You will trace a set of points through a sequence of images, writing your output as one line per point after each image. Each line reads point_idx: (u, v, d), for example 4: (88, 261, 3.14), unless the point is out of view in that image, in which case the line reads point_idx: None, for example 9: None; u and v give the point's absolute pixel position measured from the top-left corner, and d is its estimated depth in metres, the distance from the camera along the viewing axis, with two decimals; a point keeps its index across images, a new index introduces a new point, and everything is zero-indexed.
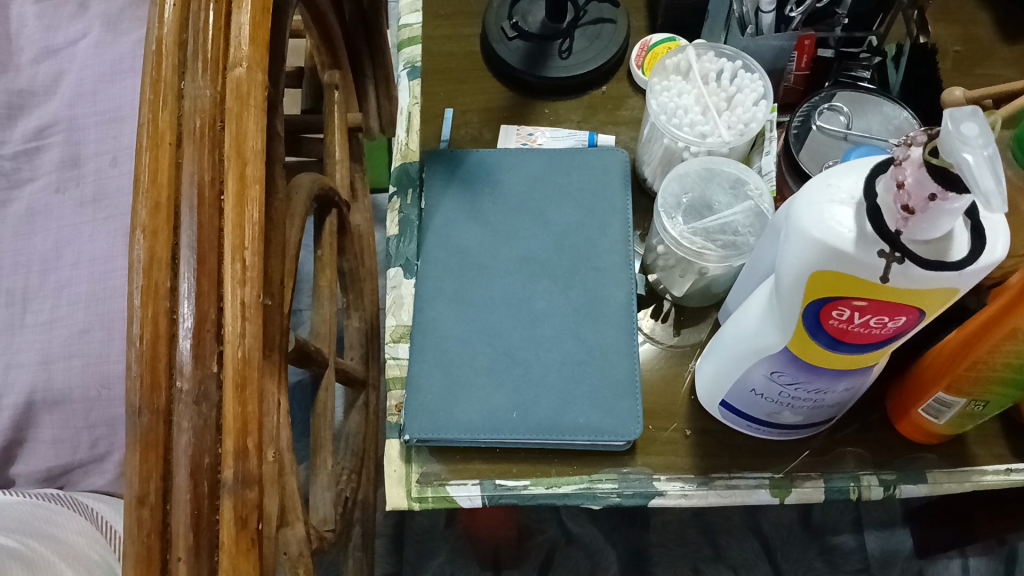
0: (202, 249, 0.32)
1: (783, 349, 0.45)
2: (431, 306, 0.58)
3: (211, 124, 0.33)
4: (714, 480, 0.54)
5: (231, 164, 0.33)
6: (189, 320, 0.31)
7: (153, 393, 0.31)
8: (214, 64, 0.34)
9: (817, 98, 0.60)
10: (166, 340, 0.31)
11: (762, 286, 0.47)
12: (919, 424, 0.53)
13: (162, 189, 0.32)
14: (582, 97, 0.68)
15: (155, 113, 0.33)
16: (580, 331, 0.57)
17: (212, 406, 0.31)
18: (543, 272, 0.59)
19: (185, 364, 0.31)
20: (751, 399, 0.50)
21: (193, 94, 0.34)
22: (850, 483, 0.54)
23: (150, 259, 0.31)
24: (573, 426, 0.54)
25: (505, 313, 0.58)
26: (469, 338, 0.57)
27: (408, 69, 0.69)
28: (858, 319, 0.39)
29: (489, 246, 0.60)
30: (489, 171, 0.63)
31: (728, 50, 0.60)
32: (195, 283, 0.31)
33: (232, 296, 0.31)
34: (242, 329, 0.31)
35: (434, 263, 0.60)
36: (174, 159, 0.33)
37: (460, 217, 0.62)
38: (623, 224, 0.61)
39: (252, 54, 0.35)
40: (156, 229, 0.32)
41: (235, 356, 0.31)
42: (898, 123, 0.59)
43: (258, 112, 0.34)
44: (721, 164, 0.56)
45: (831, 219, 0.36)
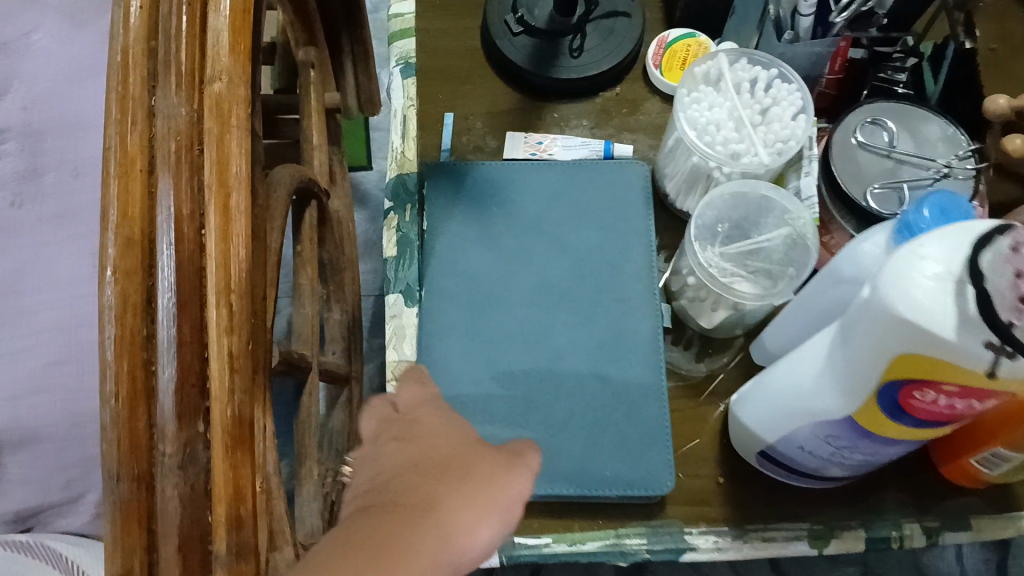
0: (182, 292, 0.26)
1: (845, 417, 0.40)
2: (440, 342, 0.53)
3: (188, 147, 0.28)
4: (750, 532, 0.51)
5: (213, 197, 0.27)
6: (170, 369, 0.25)
7: (133, 454, 0.25)
8: (188, 78, 0.28)
9: (859, 111, 0.54)
10: (144, 398, 0.26)
11: (819, 339, 0.42)
12: (969, 471, 0.49)
13: (135, 223, 0.26)
14: (593, 100, 0.62)
15: (123, 134, 0.27)
16: (605, 371, 0.52)
17: (200, 469, 0.26)
18: (562, 302, 0.54)
19: (168, 423, 0.25)
20: (799, 454, 0.47)
21: (165, 113, 0.28)
22: (893, 532, 0.51)
23: (122, 302, 0.26)
24: (600, 480, 0.49)
25: (521, 349, 0.53)
26: (486, 382, 0.52)
27: (401, 66, 0.63)
28: (945, 402, 0.35)
29: (502, 273, 0.55)
30: (500, 189, 0.57)
31: (763, 57, 0.54)
32: (176, 331, 0.26)
33: (217, 346, 0.26)
34: (231, 383, 0.26)
35: (440, 292, 0.55)
36: (146, 187, 0.27)
37: (468, 241, 0.56)
38: (648, 252, 0.55)
39: (231, 65, 0.29)
40: (129, 270, 0.26)
41: (225, 415, 0.26)
42: (947, 139, 0.53)
43: (242, 132, 0.28)
44: (756, 187, 0.52)
45: (927, 300, 0.32)
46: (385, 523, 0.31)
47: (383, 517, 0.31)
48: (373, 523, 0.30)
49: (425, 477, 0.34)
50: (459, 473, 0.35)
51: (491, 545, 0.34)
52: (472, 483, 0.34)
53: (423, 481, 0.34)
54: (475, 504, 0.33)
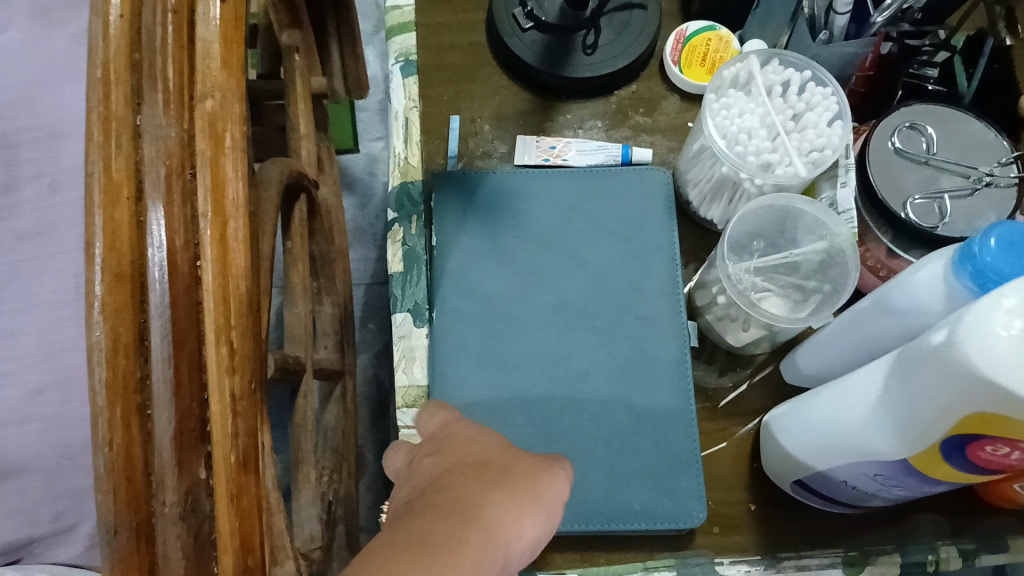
0: (178, 330, 0.24)
1: (899, 461, 0.38)
2: (454, 370, 0.50)
3: (179, 171, 0.26)
4: (782, 561, 0.49)
5: (209, 223, 0.26)
6: (170, 417, 0.24)
7: (133, 507, 0.24)
8: (176, 97, 0.26)
9: (896, 115, 0.51)
10: (141, 444, 0.24)
11: (867, 372, 0.40)
12: (1009, 494, 0.47)
13: (123, 256, 0.24)
14: (608, 99, 0.58)
15: (108, 161, 0.25)
16: (630, 396, 0.49)
17: (202, 517, 0.25)
18: (581, 321, 0.51)
19: (168, 471, 0.24)
20: (840, 487, 0.44)
21: (153, 135, 0.26)
22: (929, 555, 0.49)
23: (113, 345, 0.24)
24: (628, 513, 0.47)
25: (540, 374, 0.50)
26: (506, 412, 0.49)
27: (402, 64, 0.59)
28: (1017, 454, 0.33)
29: (516, 294, 0.52)
30: (511, 203, 0.54)
31: (796, 58, 0.50)
32: (174, 373, 0.24)
33: (218, 389, 0.25)
34: (234, 426, 0.25)
35: (452, 316, 0.51)
36: (134, 217, 0.25)
37: (479, 260, 0.53)
38: (671, 266, 0.52)
39: (223, 80, 0.27)
40: (118, 306, 0.24)
41: (228, 458, 0.25)
42: (985, 144, 0.50)
43: (236, 156, 0.27)
44: (795, 201, 0.49)
45: (1010, 357, 0.29)
46: (425, 521, 0.26)
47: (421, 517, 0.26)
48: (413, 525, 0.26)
49: (463, 478, 0.29)
50: (500, 473, 0.30)
51: (539, 545, 0.29)
52: (518, 473, 0.29)
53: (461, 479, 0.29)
54: (518, 499, 0.28)
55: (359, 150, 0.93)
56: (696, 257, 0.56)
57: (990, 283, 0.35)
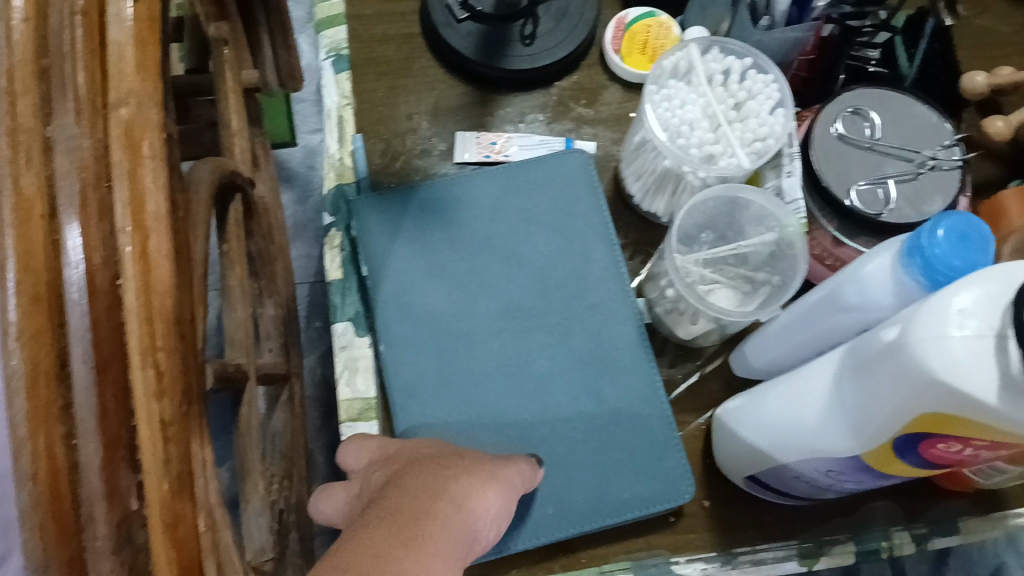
0: (102, 355, 0.20)
1: (852, 458, 0.37)
2: (415, 401, 0.48)
3: (95, 183, 0.21)
4: (739, 556, 0.48)
5: (129, 240, 0.21)
6: (96, 443, 0.20)
7: (63, 543, 0.20)
8: (87, 99, 0.21)
9: (839, 100, 0.50)
10: (67, 475, 0.20)
11: (819, 367, 0.39)
12: (959, 479, 0.47)
13: (37, 275, 0.20)
14: (548, 90, 0.57)
15: (15, 174, 0.20)
16: (597, 386, 0.49)
17: (141, 550, 0.21)
18: (534, 324, 0.50)
19: (97, 503, 0.20)
20: (793, 481, 0.44)
21: (65, 143, 0.21)
22: (883, 543, 0.49)
23: (31, 372, 0.20)
24: (618, 506, 0.46)
25: (501, 388, 0.48)
26: (476, 433, 0.47)
27: (333, 59, 0.57)
28: (969, 451, 0.32)
29: (461, 308, 0.50)
30: (442, 211, 0.52)
31: (736, 45, 0.49)
32: (98, 397, 0.20)
33: (148, 412, 0.21)
34: (165, 451, 0.21)
35: (400, 340, 0.49)
36: (51, 235, 0.20)
37: (418, 277, 0.50)
38: (614, 249, 0.52)
39: (140, 83, 0.22)
40: (38, 332, 0.20)
41: (164, 487, 0.21)
42: (927, 130, 0.50)
43: (157, 165, 0.22)
44: (740, 189, 0.47)
45: (963, 359, 0.29)
46: (397, 505, 0.32)
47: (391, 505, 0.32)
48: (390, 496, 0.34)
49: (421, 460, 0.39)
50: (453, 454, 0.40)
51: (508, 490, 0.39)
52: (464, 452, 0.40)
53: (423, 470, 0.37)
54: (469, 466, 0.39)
55: (296, 143, 0.90)
56: (641, 250, 0.54)
57: (940, 276, 0.35)
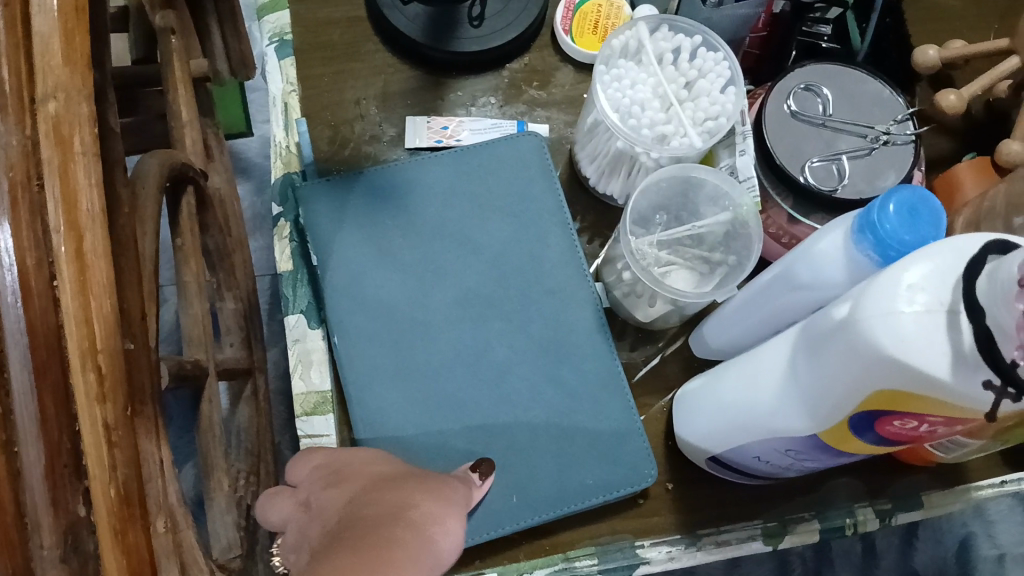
0: (39, 357, 0.21)
1: (809, 437, 0.37)
2: (372, 394, 0.47)
3: (26, 182, 0.22)
4: (702, 538, 0.48)
5: (64, 240, 0.22)
6: (38, 448, 0.21)
7: (5, 552, 0.20)
8: (17, 96, 0.22)
9: (791, 76, 0.49)
10: (9, 480, 0.21)
11: (775, 347, 0.39)
12: (920, 453, 0.47)
13: None
14: (500, 73, 0.56)
15: None
16: (558, 372, 0.48)
17: (89, 557, 0.22)
18: (492, 312, 0.49)
19: (41, 508, 0.21)
20: (753, 462, 0.43)
21: None
22: (847, 519, 0.49)
23: None
24: (581, 492, 0.46)
25: (457, 376, 0.47)
26: (435, 421, 0.46)
27: (276, 44, 0.55)
28: (925, 427, 0.32)
29: (414, 296, 0.49)
30: (391, 197, 0.51)
31: (687, 23, 0.48)
32: (37, 404, 0.21)
33: (89, 418, 0.22)
34: (113, 458, 0.22)
35: (354, 333, 0.48)
36: None
37: (370, 267, 0.49)
38: (569, 230, 0.51)
39: (69, 77, 0.23)
40: None
41: (110, 493, 0.22)
42: (880, 104, 0.50)
43: (91, 162, 0.23)
44: (692, 169, 0.47)
45: (914, 334, 0.28)
46: (364, 529, 0.33)
47: (357, 526, 0.34)
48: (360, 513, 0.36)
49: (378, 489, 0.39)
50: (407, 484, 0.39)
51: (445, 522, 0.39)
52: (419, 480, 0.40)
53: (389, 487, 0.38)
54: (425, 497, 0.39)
55: (252, 133, 0.87)
56: (599, 233, 0.54)
57: (892, 252, 0.34)
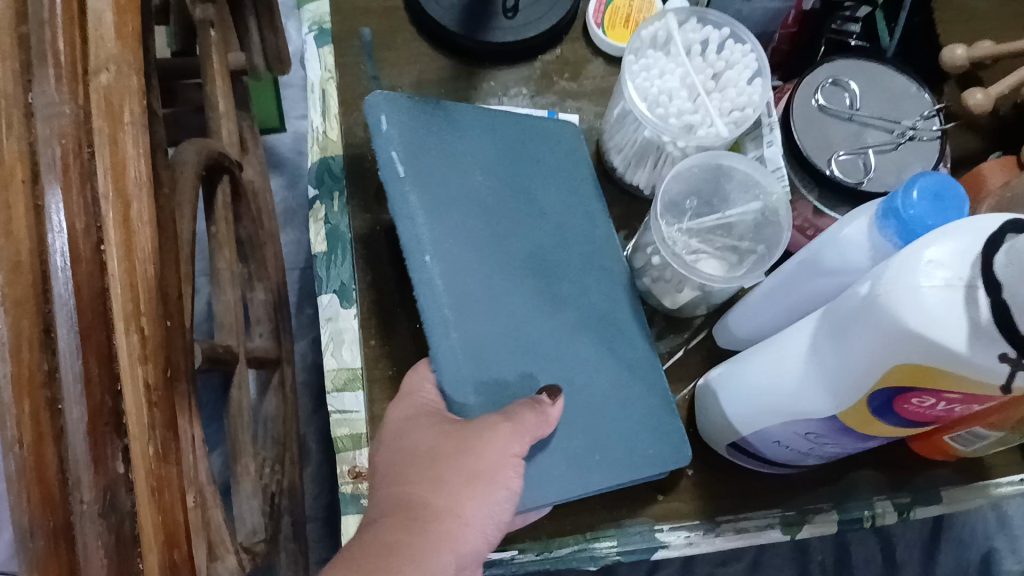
0: (85, 319, 0.22)
1: (829, 419, 0.38)
2: (462, 333, 0.43)
3: (77, 149, 0.22)
4: (721, 524, 0.48)
5: (111, 205, 0.23)
6: (79, 410, 0.21)
7: (47, 509, 0.21)
8: (70, 69, 0.23)
9: (818, 71, 0.50)
10: (52, 440, 0.21)
11: (795, 329, 0.39)
12: (939, 446, 0.48)
13: (20, 244, 0.21)
14: (532, 64, 0.57)
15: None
16: (616, 342, 0.48)
17: (124, 515, 0.22)
18: (560, 272, 0.48)
19: (82, 467, 0.21)
20: (773, 447, 0.44)
21: (46, 112, 0.22)
22: (865, 512, 0.49)
23: (18, 339, 0.21)
24: (645, 461, 0.45)
25: (543, 324, 0.46)
26: (522, 366, 0.44)
27: (315, 34, 0.56)
28: (943, 406, 0.32)
29: (499, 239, 0.47)
30: (467, 137, 0.48)
31: (716, 16, 0.49)
32: (84, 365, 0.21)
33: (132, 377, 0.22)
34: (151, 417, 0.23)
35: (449, 265, 0.44)
36: (32, 202, 0.22)
37: (456, 202, 0.46)
38: (607, 219, 0.52)
39: (120, 52, 0.24)
40: (20, 299, 0.21)
41: (146, 452, 0.22)
42: (909, 99, 0.50)
43: (137, 130, 0.24)
44: (722, 158, 0.48)
45: (928, 307, 0.29)
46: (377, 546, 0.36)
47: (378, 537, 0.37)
48: (387, 520, 0.38)
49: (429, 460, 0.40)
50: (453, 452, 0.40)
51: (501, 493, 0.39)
52: (461, 451, 0.40)
53: (432, 469, 0.40)
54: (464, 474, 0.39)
55: (285, 129, 0.89)
56: (626, 224, 0.55)
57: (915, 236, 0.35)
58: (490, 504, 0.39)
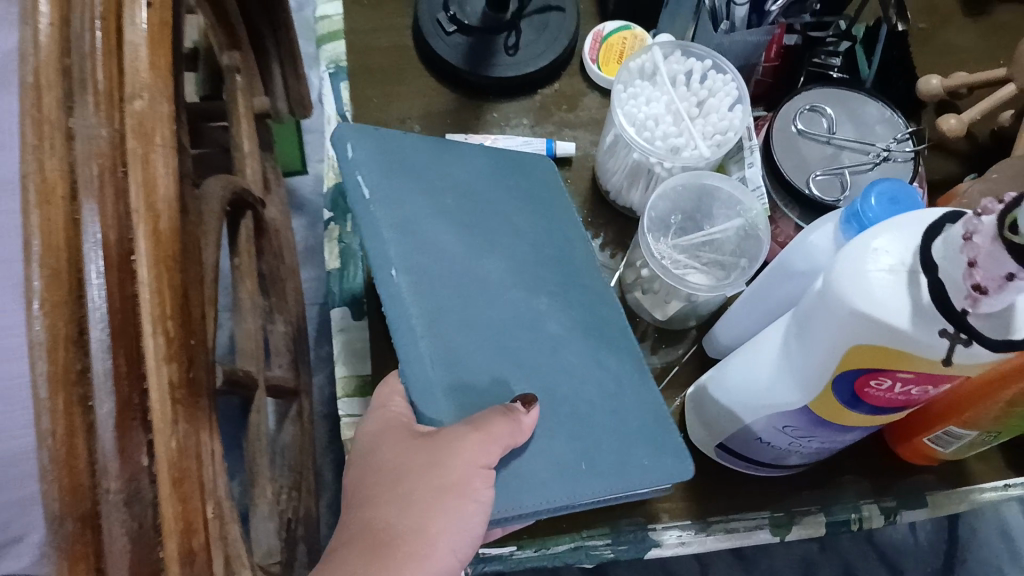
0: (116, 321, 0.23)
1: (802, 410, 0.41)
2: (443, 334, 0.40)
3: (113, 170, 0.24)
4: (712, 524, 0.51)
5: (141, 222, 0.24)
6: (110, 404, 0.22)
7: (76, 496, 0.22)
8: (107, 95, 0.25)
9: (796, 98, 0.54)
10: (85, 432, 0.22)
11: (772, 328, 0.42)
12: (921, 450, 0.50)
13: (60, 254, 0.22)
14: (532, 97, 0.61)
15: (42, 161, 0.23)
16: (600, 355, 0.46)
17: (146, 504, 0.23)
18: (538, 286, 0.47)
19: (110, 457, 0.22)
20: (757, 445, 0.47)
21: (85, 134, 0.24)
22: (852, 514, 0.51)
23: (54, 338, 0.22)
24: (641, 473, 0.42)
25: (519, 333, 0.44)
26: (496, 371, 0.41)
27: (333, 71, 0.61)
28: (900, 388, 0.35)
29: (469, 248, 0.44)
30: (433, 151, 0.47)
31: (699, 49, 0.54)
32: (116, 362, 0.22)
33: (157, 376, 0.24)
34: (174, 414, 0.24)
35: (416, 270, 0.40)
36: (71, 216, 0.23)
37: (429, 207, 0.44)
38: (586, 237, 0.52)
39: (152, 81, 0.26)
40: (57, 302, 0.22)
41: (170, 447, 0.24)
42: (884, 124, 0.53)
43: (167, 152, 0.26)
44: (704, 176, 0.51)
45: (877, 290, 0.32)
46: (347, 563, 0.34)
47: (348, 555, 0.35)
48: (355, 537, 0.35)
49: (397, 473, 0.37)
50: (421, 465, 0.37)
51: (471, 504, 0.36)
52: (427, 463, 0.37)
53: (399, 484, 0.37)
54: (433, 487, 0.36)
55: (307, 171, 0.94)
56: (622, 245, 0.58)
57: None
58: (461, 520, 0.36)
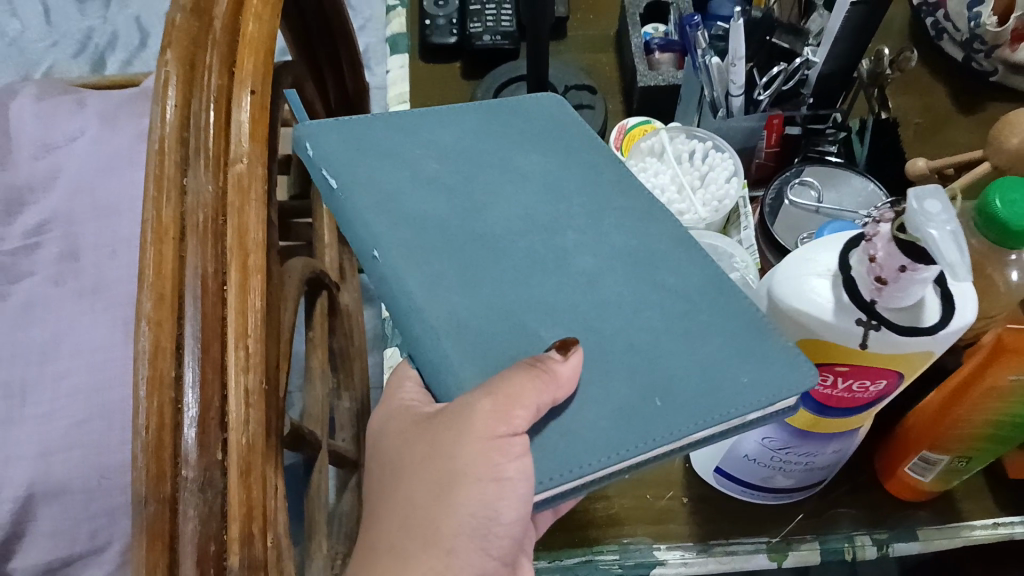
0: (205, 335, 0.28)
1: None
2: (440, 300, 0.40)
3: (214, 219, 0.29)
4: (713, 546, 0.56)
5: (233, 260, 0.29)
6: (194, 408, 0.27)
7: (159, 481, 0.26)
8: (215, 160, 0.30)
9: (788, 174, 0.62)
10: (171, 429, 0.27)
11: None
12: (907, 483, 0.55)
13: (167, 281, 0.28)
14: None
15: (159, 210, 0.28)
16: (648, 273, 0.42)
17: (217, 492, 0.27)
18: (556, 226, 0.44)
19: (191, 451, 0.27)
20: (746, 464, 0.52)
21: (195, 190, 0.29)
22: (845, 543, 0.55)
23: (155, 348, 0.27)
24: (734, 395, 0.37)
25: (545, 276, 0.42)
26: (515, 314, 0.40)
27: None
28: (842, 383, 0.42)
29: (468, 213, 0.44)
30: (409, 133, 0.47)
31: (701, 133, 0.64)
32: (200, 372, 0.27)
33: (235, 383, 0.28)
34: (246, 415, 0.28)
35: (408, 248, 0.41)
36: (177, 254, 0.28)
37: (405, 187, 0.44)
38: (614, 169, 0.48)
39: (253, 151, 0.31)
40: (161, 320, 0.27)
41: (239, 442, 0.28)
42: (868, 195, 0.61)
43: (259, 206, 0.31)
44: (704, 237, 0.59)
45: (810, 291, 0.39)
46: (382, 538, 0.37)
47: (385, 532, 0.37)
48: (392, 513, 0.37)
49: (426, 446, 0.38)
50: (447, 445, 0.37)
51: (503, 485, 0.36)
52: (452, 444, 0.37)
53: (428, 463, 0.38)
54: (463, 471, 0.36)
55: None
56: None
57: None
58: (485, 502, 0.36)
